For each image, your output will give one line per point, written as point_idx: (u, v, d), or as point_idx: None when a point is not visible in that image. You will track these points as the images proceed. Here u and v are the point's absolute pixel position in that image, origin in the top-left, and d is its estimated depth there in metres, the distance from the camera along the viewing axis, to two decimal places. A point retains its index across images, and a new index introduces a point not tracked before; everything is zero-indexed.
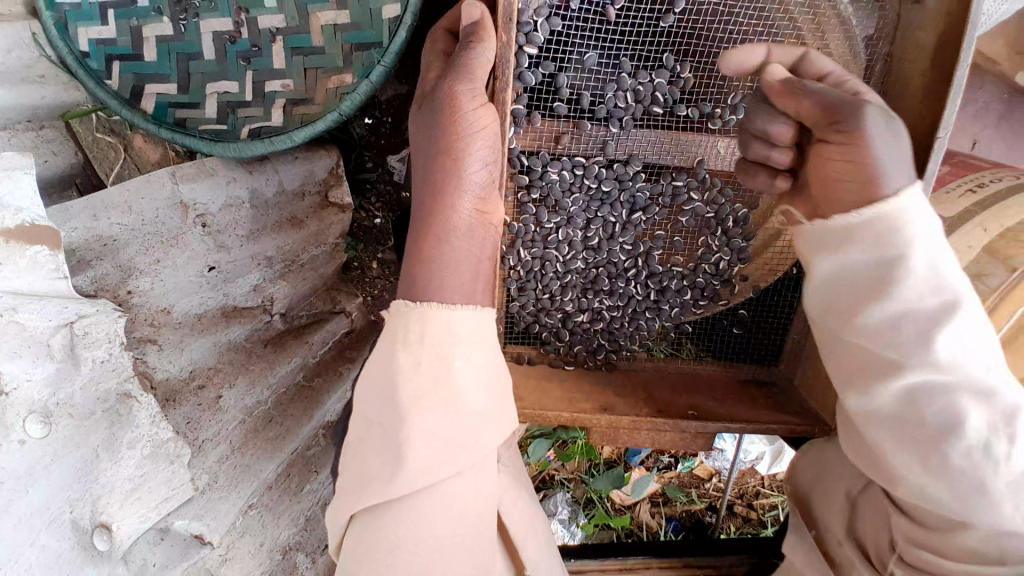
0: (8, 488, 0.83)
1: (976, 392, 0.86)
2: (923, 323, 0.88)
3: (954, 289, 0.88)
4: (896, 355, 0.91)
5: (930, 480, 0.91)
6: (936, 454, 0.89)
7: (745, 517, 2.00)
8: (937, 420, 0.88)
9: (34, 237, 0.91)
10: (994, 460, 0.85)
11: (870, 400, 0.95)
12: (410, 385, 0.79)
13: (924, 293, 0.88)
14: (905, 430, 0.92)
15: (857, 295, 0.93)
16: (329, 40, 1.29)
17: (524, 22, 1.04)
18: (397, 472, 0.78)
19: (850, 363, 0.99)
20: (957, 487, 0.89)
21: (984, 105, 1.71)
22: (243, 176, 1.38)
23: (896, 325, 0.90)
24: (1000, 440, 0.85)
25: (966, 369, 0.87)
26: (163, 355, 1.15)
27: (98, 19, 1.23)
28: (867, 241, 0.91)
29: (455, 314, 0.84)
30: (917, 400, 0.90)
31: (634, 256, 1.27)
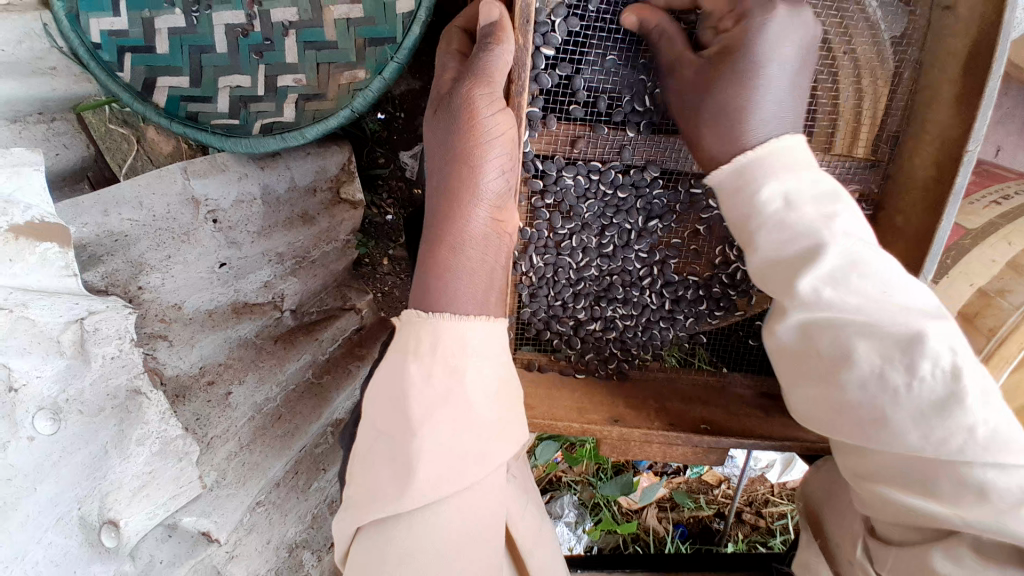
0: (15, 486, 0.83)
1: (860, 324, 0.79)
2: (789, 266, 0.85)
3: (815, 228, 0.83)
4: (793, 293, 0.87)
5: (841, 423, 0.85)
6: (835, 387, 0.83)
7: (753, 525, 1.99)
8: (829, 354, 0.82)
9: (44, 233, 0.91)
10: (892, 391, 0.77)
11: (773, 341, 0.90)
12: (420, 400, 0.78)
13: (783, 241, 0.86)
14: (805, 366, 0.87)
15: (743, 240, 0.92)
16: (342, 34, 1.27)
17: (541, 22, 1.02)
18: (406, 487, 0.77)
19: (768, 308, 0.94)
20: (858, 422, 0.82)
21: (1011, 111, 1.67)
22: (254, 172, 1.37)
23: (777, 265, 0.87)
24: (896, 370, 0.76)
25: (841, 300, 0.81)
26: (174, 351, 1.14)
27: (109, 10, 1.22)
28: (733, 190, 0.91)
29: (467, 325, 0.83)
30: (812, 335, 0.84)
31: (649, 264, 1.25)
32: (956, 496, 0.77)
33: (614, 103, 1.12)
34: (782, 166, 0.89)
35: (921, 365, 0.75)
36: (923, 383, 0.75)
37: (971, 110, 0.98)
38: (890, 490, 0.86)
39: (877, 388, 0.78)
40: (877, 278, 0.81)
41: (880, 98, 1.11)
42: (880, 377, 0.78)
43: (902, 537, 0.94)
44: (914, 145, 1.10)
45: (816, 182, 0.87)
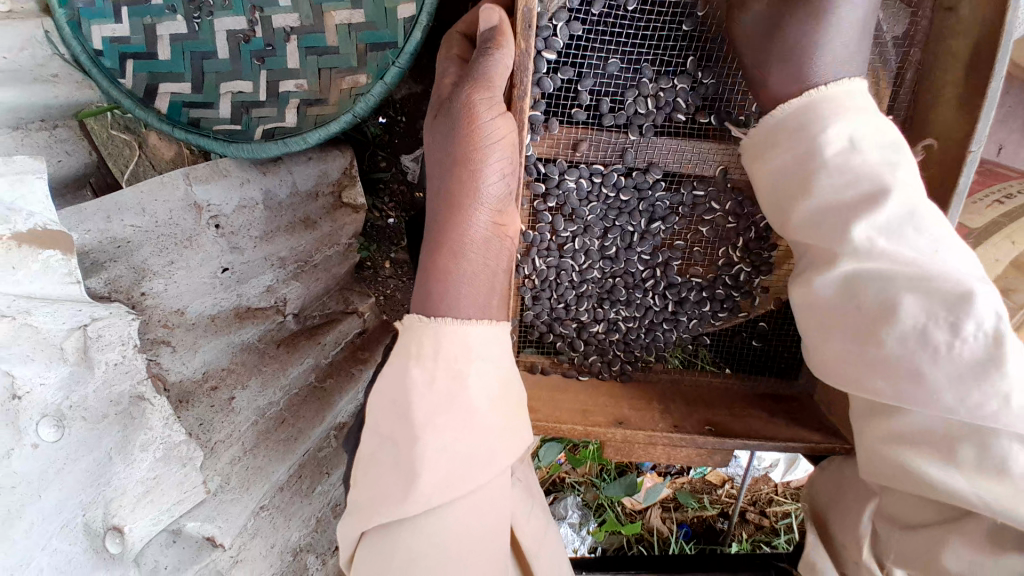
0: (20, 493, 0.83)
1: (910, 277, 0.81)
2: (847, 213, 0.86)
3: (874, 174, 0.85)
4: (831, 246, 0.88)
5: (874, 374, 0.87)
6: (874, 344, 0.85)
7: (757, 524, 1.98)
8: (872, 309, 0.84)
9: (48, 241, 0.91)
10: (932, 348, 0.80)
11: (810, 295, 0.91)
12: (423, 404, 0.78)
13: (842, 185, 0.86)
14: (841, 321, 0.89)
15: (789, 193, 0.92)
16: (344, 39, 1.27)
17: (542, 27, 1.02)
18: (410, 492, 0.77)
19: (800, 261, 0.96)
20: (895, 376, 0.84)
21: (1014, 108, 1.66)
22: (256, 177, 1.38)
23: (825, 217, 0.88)
24: (939, 327, 0.79)
25: (900, 252, 0.83)
26: (177, 357, 1.15)
27: (111, 17, 1.22)
28: (788, 133, 0.92)
29: (470, 329, 0.83)
30: (854, 289, 0.86)
31: (651, 265, 1.25)
32: (979, 466, 0.83)
33: (615, 105, 1.12)
34: (847, 110, 0.89)
35: (964, 325, 0.78)
36: (963, 342, 0.79)
37: (974, 110, 0.98)
38: (911, 455, 0.90)
39: (917, 343, 0.81)
40: (918, 240, 0.83)
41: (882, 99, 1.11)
42: (920, 333, 0.81)
43: (908, 519, 1.01)
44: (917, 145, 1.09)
45: (874, 126, 0.88)
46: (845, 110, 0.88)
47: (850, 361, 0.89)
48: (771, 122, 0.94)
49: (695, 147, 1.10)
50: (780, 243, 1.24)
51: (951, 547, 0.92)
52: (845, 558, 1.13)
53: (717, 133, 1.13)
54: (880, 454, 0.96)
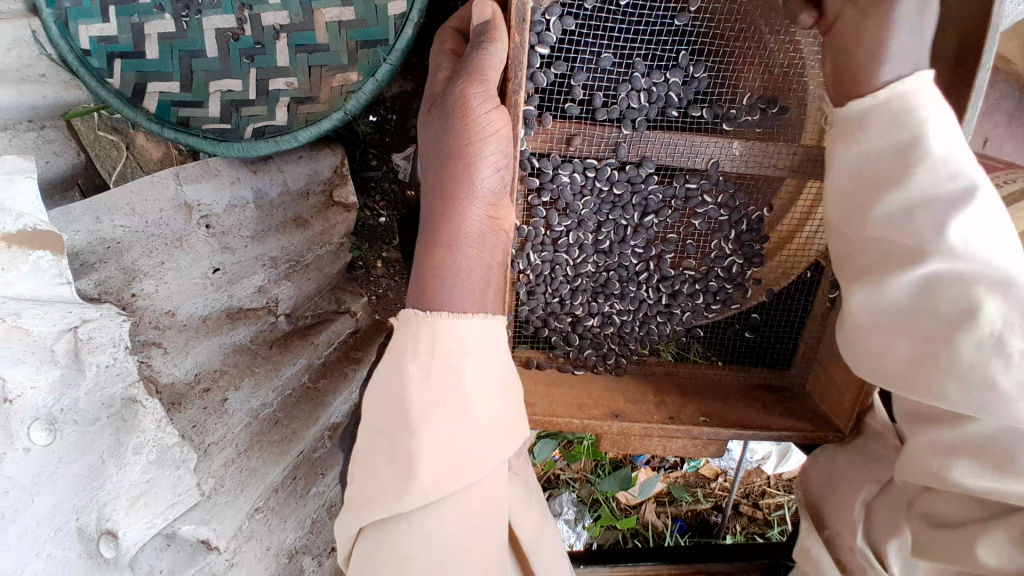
0: (12, 499, 0.82)
1: (993, 282, 0.81)
2: (940, 212, 0.84)
3: (970, 174, 0.84)
4: (914, 244, 0.86)
5: (943, 376, 0.87)
6: (949, 347, 0.85)
7: (751, 517, 2.00)
8: (949, 311, 0.84)
9: (39, 241, 0.90)
10: (1009, 357, 0.80)
11: (879, 296, 0.89)
12: (421, 398, 0.78)
13: (941, 180, 0.84)
14: (914, 323, 0.88)
15: (869, 187, 0.89)
16: (334, 36, 1.26)
17: (536, 22, 1.02)
18: (408, 487, 0.77)
19: (857, 259, 0.94)
20: (966, 381, 0.85)
21: (998, 102, 1.69)
22: (246, 176, 1.37)
23: (906, 217, 0.86)
24: (1015, 334, 0.80)
25: (983, 255, 0.82)
26: (168, 359, 1.14)
27: (98, 16, 1.21)
28: (883, 124, 0.86)
29: (466, 321, 0.83)
30: (930, 291, 0.85)
31: (645, 259, 1.25)
32: None
33: (608, 100, 1.12)
34: (936, 109, 0.85)
35: None
36: None
37: (960, 102, 0.99)
38: (961, 466, 0.92)
39: (993, 349, 0.81)
40: (993, 245, 0.83)
41: None
42: (1000, 342, 0.81)
43: (942, 514, 0.97)
44: None
45: (959, 123, 0.86)
46: (939, 104, 0.85)
47: (912, 359, 0.89)
48: (847, 112, 0.90)
49: (690, 140, 1.08)
50: (772, 235, 1.25)
51: (984, 542, 0.88)
52: (839, 544, 1.14)
53: (709, 126, 1.14)
54: (924, 458, 0.98)
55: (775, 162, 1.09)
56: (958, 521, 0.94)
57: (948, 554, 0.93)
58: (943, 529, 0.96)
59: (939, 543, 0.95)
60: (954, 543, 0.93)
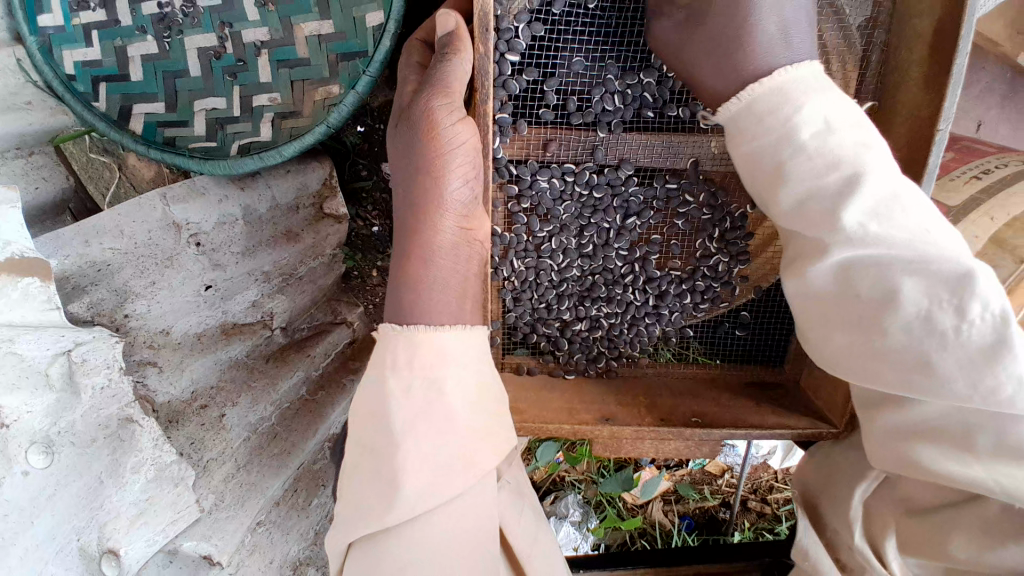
0: (12, 522, 0.83)
1: (906, 262, 0.80)
2: (831, 200, 0.84)
3: (852, 158, 0.84)
4: (818, 233, 0.87)
5: (880, 360, 0.86)
6: (879, 333, 0.85)
7: (759, 513, 1.98)
8: (870, 296, 0.84)
9: (25, 268, 0.90)
10: (940, 334, 0.80)
11: (804, 287, 0.91)
12: (403, 416, 0.78)
13: (823, 168, 0.85)
14: (838, 310, 0.89)
15: (770, 180, 0.91)
16: (314, 51, 1.27)
17: (504, 29, 1.01)
18: (394, 503, 0.77)
19: (793, 249, 0.95)
20: (902, 362, 0.84)
21: (989, 84, 1.67)
22: (235, 193, 1.36)
23: (807, 207, 0.88)
24: (942, 309, 0.79)
25: (892, 234, 0.81)
26: (163, 377, 1.15)
27: (82, 42, 1.23)
28: (762, 121, 0.90)
29: (442, 335, 0.83)
30: (850, 276, 0.85)
31: (630, 261, 1.24)
32: (995, 451, 0.85)
33: (583, 103, 1.11)
34: (812, 94, 0.88)
35: (966, 307, 0.77)
36: (972, 325, 0.78)
37: (939, 90, 0.98)
38: (927, 450, 0.92)
39: (924, 330, 0.81)
40: (900, 219, 0.82)
41: (849, 82, 1.11)
42: (926, 319, 0.80)
43: (916, 498, 1.02)
44: (887, 126, 1.09)
45: (843, 106, 0.87)
46: (811, 92, 0.88)
47: (851, 347, 0.89)
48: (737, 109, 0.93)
49: (663, 140, 1.10)
50: (756, 231, 1.25)
51: (956, 537, 0.94)
52: (838, 542, 1.13)
53: (687, 125, 1.12)
54: (889, 447, 0.98)
55: None
56: (931, 507, 0.99)
57: (925, 539, 0.99)
58: (920, 514, 1.01)
59: (913, 533, 1.01)
60: (931, 528, 0.98)
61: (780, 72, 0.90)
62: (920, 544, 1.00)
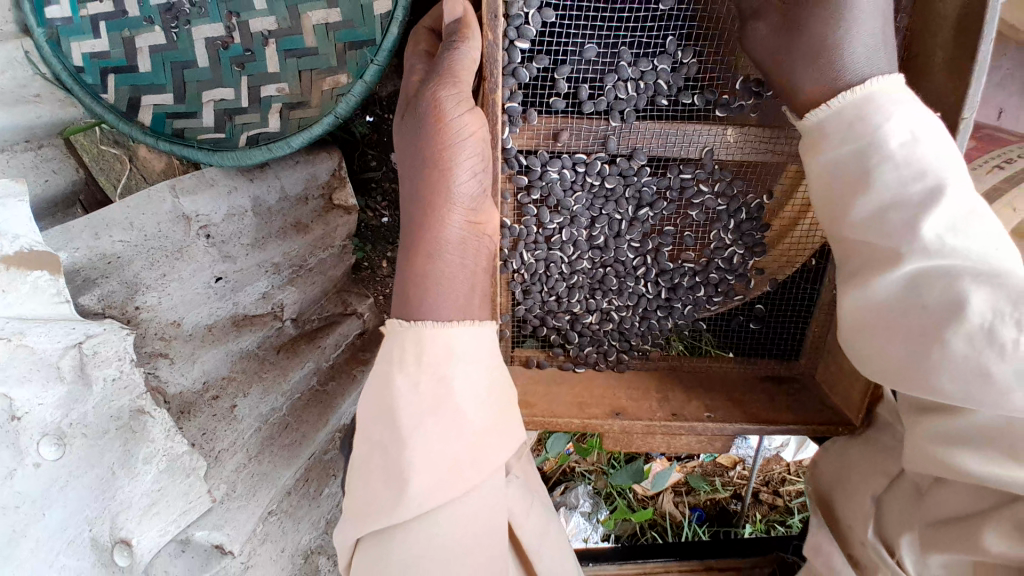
0: (23, 513, 0.83)
1: (977, 272, 0.78)
2: (912, 212, 0.84)
3: (937, 170, 0.84)
4: (893, 242, 0.85)
5: (935, 376, 0.83)
6: (938, 343, 0.81)
7: (771, 505, 1.97)
8: (937, 306, 0.81)
9: (32, 262, 0.90)
10: (999, 345, 0.77)
11: (867, 295, 0.88)
12: (409, 410, 0.78)
13: (907, 178, 0.85)
14: (898, 324, 0.86)
15: (845, 191, 0.90)
16: (322, 40, 1.25)
17: (514, 16, 1.00)
18: (402, 498, 0.77)
19: (852, 262, 0.92)
20: (962, 376, 0.81)
21: (1011, 71, 1.62)
22: (244, 185, 1.36)
23: (885, 213, 0.86)
24: (1006, 325, 0.76)
25: (966, 247, 0.81)
26: (176, 368, 1.15)
27: (90, 33, 1.23)
28: (840, 133, 0.90)
29: (454, 330, 0.82)
30: (918, 286, 0.83)
31: (642, 253, 1.23)
32: None
33: (595, 92, 1.09)
34: (886, 107, 0.88)
35: None
36: None
37: (964, 78, 0.95)
38: (969, 457, 0.88)
39: (985, 342, 0.78)
40: (968, 236, 0.81)
41: None
42: (988, 332, 0.77)
43: (943, 504, 0.95)
44: None
45: (930, 123, 0.87)
46: (901, 107, 0.87)
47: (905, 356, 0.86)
48: (811, 123, 0.94)
49: (685, 128, 1.06)
50: (773, 222, 1.23)
51: (987, 531, 0.86)
52: (851, 539, 1.12)
53: (701, 112, 1.12)
54: (924, 447, 0.96)
55: (770, 149, 1.08)
56: (964, 512, 0.92)
57: (956, 546, 0.91)
58: (948, 521, 0.93)
59: (941, 539, 0.94)
60: (960, 532, 0.90)
61: (863, 85, 0.90)
62: (949, 546, 0.92)
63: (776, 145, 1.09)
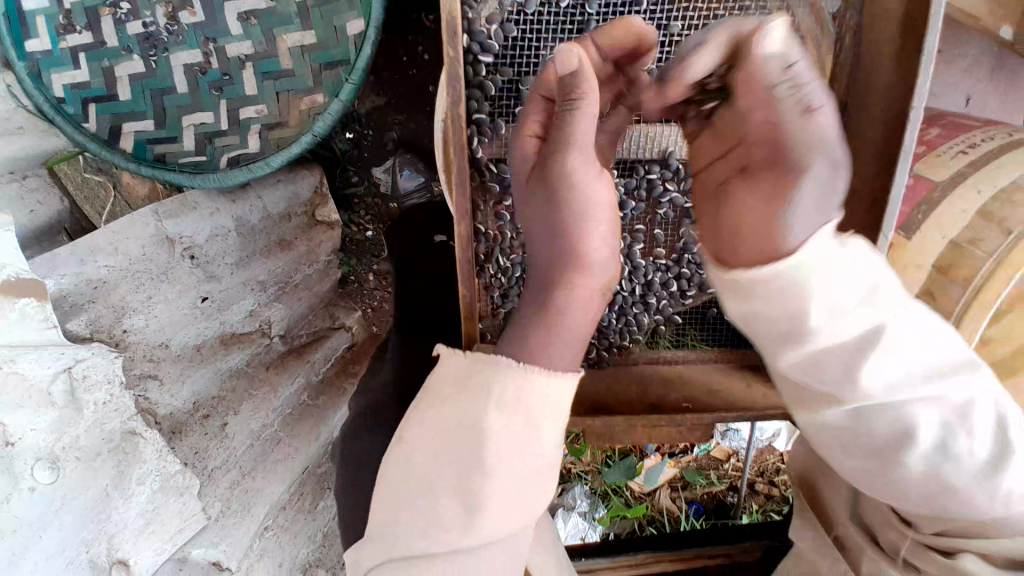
0: (26, 534, 0.86)
1: (926, 402, 0.73)
2: (851, 331, 0.71)
3: (874, 295, 0.72)
4: (853, 396, 0.74)
5: (894, 466, 0.78)
6: (894, 465, 0.78)
7: (767, 495, 1.99)
8: (881, 436, 0.76)
9: (21, 290, 0.93)
10: (954, 457, 0.75)
11: (814, 420, 0.81)
12: (496, 447, 0.77)
13: (839, 310, 0.71)
14: (853, 443, 0.80)
15: (781, 323, 0.74)
16: (297, 61, 1.28)
17: (475, 31, 1.06)
18: (475, 525, 0.79)
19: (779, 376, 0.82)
20: (926, 489, 0.79)
21: (975, 58, 1.69)
22: (226, 206, 1.39)
23: (851, 360, 0.72)
24: (962, 436, 0.74)
25: (921, 389, 0.73)
26: (166, 391, 1.16)
27: (70, 64, 1.26)
28: (808, 216, 0.68)
29: (546, 380, 0.80)
30: (865, 417, 0.76)
31: (615, 253, 1.26)
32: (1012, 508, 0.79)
33: None
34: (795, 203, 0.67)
35: (977, 429, 0.74)
36: (977, 448, 0.74)
37: None
38: None
39: (940, 456, 0.75)
40: (924, 349, 0.73)
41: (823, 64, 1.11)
42: (942, 446, 0.75)
43: None
44: None
45: (826, 242, 0.70)
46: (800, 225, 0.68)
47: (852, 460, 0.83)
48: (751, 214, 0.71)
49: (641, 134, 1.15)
50: None
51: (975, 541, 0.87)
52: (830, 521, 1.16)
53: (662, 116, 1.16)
54: None
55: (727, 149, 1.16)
56: None
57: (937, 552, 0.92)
58: None
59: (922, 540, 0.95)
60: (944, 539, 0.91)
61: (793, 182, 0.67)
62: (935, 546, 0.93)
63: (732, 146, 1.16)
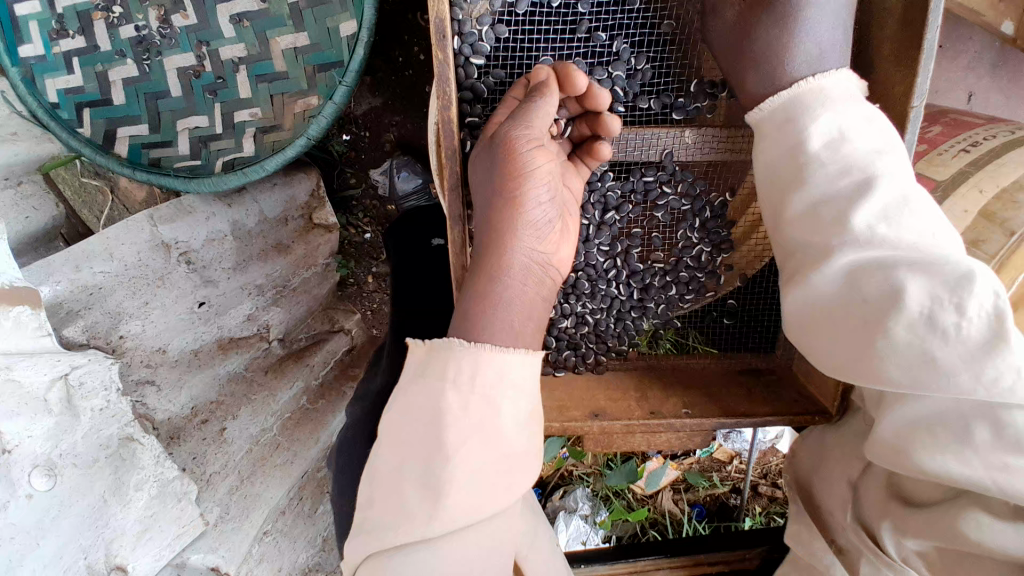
0: (20, 542, 0.84)
1: (911, 262, 0.73)
2: (843, 203, 0.82)
3: (865, 164, 0.82)
4: (826, 244, 0.82)
5: (881, 333, 0.76)
6: (879, 336, 0.76)
7: (770, 497, 1.96)
8: (874, 300, 0.76)
9: (15, 298, 0.90)
10: (940, 332, 0.72)
11: (807, 292, 0.84)
12: (455, 428, 0.76)
13: (835, 174, 0.83)
14: (835, 320, 0.82)
15: (782, 189, 0.90)
16: (292, 64, 1.27)
17: (467, 33, 1.04)
18: (438, 510, 0.75)
19: (790, 264, 0.89)
20: (905, 364, 0.75)
21: (979, 53, 1.66)
22: (223, 210, 1.37)
23: (818, 210, 0.84)
24: (945, 311, 0.71)
25: (899, 238, 0.77)
26: (163, 396, 1.17)
27: (63, 69, 1.26)
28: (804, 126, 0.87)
29: (509, 357, 0.81)
30: (857, 282, 0.78)
31: (612, 256, 1.24)
32: (997, 444, 0.77)
33: None
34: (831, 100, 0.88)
35: (970, 306, 0.70)
36: (970, 325, 0.70)
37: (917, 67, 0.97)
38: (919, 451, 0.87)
39: (926, 330, 0.72)
40: (917, 224, 0.78)
41: None
42: (927, 319, 0.72)
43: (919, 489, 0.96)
44: None
45: (863, 119, 0.85)
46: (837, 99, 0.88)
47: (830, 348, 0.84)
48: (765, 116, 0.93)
49: (643, 133, 1.11)
50: (741, 219, 1.24)
51: (963, 515, 0.86)
52: (830, 521, 1.14)
53: (659, 117, 1.15)
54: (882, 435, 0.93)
55: (730, 148, 1.12)
56: (935, 501, 0.93)
57: (933, 532, 0.91)
58: (923, 507, 0.94)
59: (917, 524, 0.94)
60: (934, 521, 0.91)
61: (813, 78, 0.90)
62: (927, 532, 0.92)
63: (738, 143, 1.12)
